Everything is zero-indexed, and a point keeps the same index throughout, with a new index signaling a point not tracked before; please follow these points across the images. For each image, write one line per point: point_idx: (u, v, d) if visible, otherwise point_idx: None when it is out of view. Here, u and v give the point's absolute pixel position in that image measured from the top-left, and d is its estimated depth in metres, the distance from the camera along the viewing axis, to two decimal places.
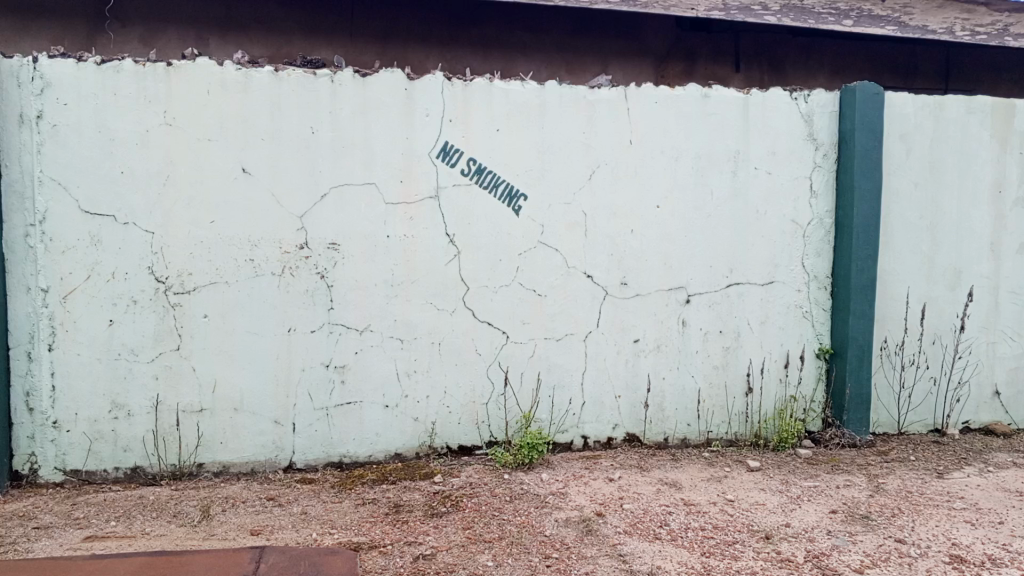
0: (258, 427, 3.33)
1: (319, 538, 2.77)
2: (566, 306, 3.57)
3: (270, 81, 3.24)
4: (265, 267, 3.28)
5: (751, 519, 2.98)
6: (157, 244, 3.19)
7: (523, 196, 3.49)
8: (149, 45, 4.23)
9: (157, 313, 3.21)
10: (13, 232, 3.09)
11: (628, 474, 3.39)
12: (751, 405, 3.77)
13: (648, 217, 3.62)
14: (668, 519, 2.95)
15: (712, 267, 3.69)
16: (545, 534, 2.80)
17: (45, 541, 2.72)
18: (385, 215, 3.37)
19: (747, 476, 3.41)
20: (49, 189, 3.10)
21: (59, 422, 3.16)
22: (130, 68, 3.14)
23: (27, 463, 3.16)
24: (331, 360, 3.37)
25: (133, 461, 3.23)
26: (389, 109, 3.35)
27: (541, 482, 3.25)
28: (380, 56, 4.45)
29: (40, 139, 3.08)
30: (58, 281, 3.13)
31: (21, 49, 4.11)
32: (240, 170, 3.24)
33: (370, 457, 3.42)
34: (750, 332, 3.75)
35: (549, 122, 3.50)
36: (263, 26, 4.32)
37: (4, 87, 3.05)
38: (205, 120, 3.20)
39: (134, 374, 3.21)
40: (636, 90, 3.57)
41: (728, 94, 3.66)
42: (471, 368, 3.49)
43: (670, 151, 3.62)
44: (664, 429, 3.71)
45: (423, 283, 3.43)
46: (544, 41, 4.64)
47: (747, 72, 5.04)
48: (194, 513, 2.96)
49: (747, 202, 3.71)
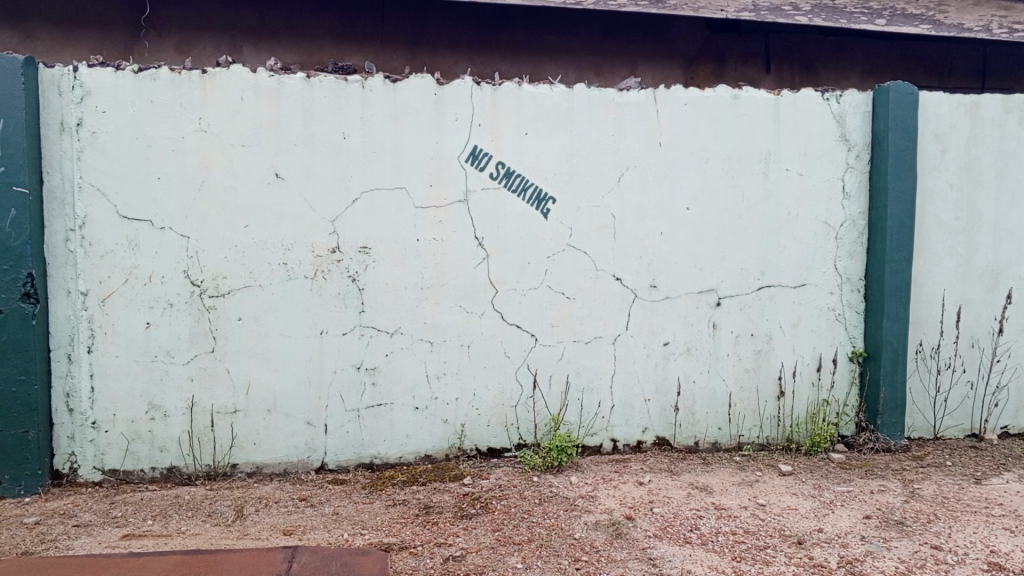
0: (291, 428, 3.37)
1: (350, 538, 2.79)
2: (595, 308, 3.57)
3: (302, 87, 3.29)
4: (298, 270, 3.33)
5: (783, 524, 2.95)
6: (192, 248, 3.25)
7: (551, 198, 3.50)
8: (184, 53, 4.31)
9: (192, 316, 3.27)
10: (55, 237, 3.17)
11: (658, 477, 3.38)
12: (783, 408, 3.74)
13: (678, 219, 3.61)
14: (699, 523, 2.94)
15: (743, 269, 3.67)
16: (574, 537, 2.80)
17: (85, 539, 2.78)
18: (415, 218, 3.40)
19: (779, 481, 3.38)
20: (88, 196, 3.17)
21: (97, 422, 3.23)
22: (166, 76, 3.20)
23: (67, 463, 3.23)
24: (361, 362, 3.40)
25: (169, 461, 3.29)
26: (419, 113, 3.38)
27: (571, 485, 3.25)
28: (409, 62, 4.49)
29: (80, 146, 3.16)
30: (97, 284, 3.20)
31: (61, 59, 4.22)
32: (273, 175, 3.29)
33: (400, 458, 3.45)
34: (781, 335, 3.71)
35: (577, 124, 3.51)
36: (295, 32, 4.38)
37: (46, 96, 3.14)
38: (239, 126, 3.25)
39: (170, 376, 3.27)
40: (665, 92, 3.56)
41: (758, 95, 3.63)
42: (501, 370, 3.51)
43: (700, 153, 3.60)
44: (694, 433, 3.69)
45: (452, 286, 3.45)
46: (572, 44, 4.65)
47: (778, 73, 5.00)
48: (228, 513, 3.00)
49: (778, 204, 3.68)
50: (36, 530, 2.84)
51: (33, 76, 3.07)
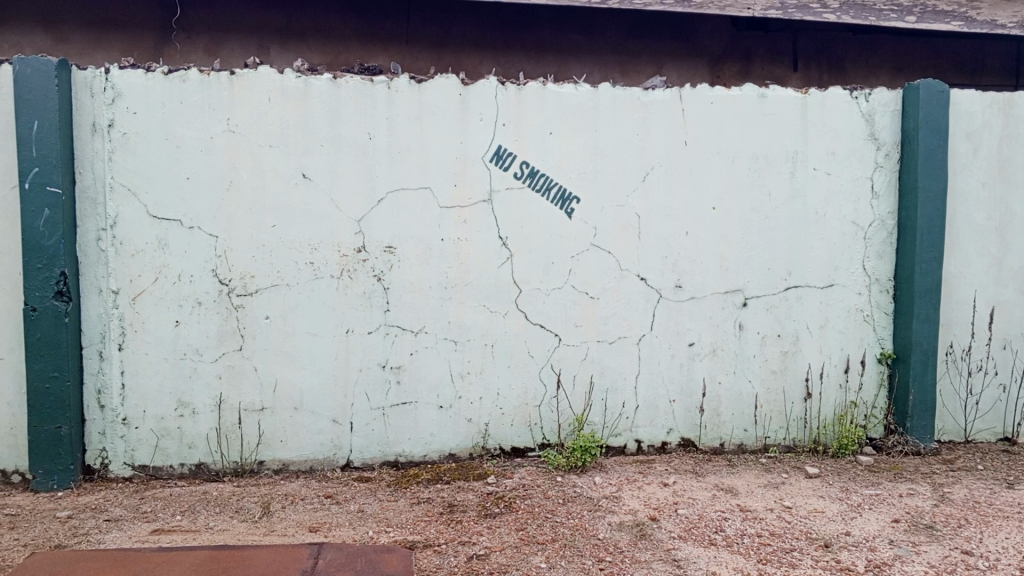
0: (317, 426, 3.40)
1: (375, 536, 2.81)
2: (619, 308, 3.56)
3: (329, 88, 3.31)
4: (324, 269, 3.35)
5: (810, 526, 2.92)
6: (221, 247, 3.29)
7: (576, 198, 3.50)
8: (213, 55, 4.37)
9: (220, 315, 3.31)
10: (87, 236, 3.22)
11: (683, 479, 3.36)
12: (810, 410, 3.70)
13: (704, 218, 3.59)
14: (724, 525, 2.92)
15: (770, 269, 3.63)
16: (598, 537, 2.80)
17: (115, 533, 2.83)
18: (440, 218, 3.42)
19: (805, 483, 3.35)
20: (120, 196, 3.22)
21: (128, 418, 3.28)
22: (195, 77, 3.24)
23: (98, 458, 3.29)
24: (387, 360, 3.42)
25: (198, 458, 3.34)
26: (444, 113, 3.39)
27: (595, 485, 3.24)
28: (435, 62, 4.51)
29: (111, 147, 3.21)
30: (128, 283, 3.25)
31: (94, 62, 4.29)
32: (300, 176, 3.32)
33: (425, 457, 3.47)
34: (809, 336, 3.68)
35: (602, 124, 3.50)
36: (322, 34, 4.42)
37: (79, 97, 3.19)
38: (266, 127, 3.29)
39: (199, 373, 3.31)
40: (691, 91, 3.54)
41: (786, 94, 3.60)
42: (525, 369, 3.51)
43: (727, 152, 3.58)
44: (720, 434, 3.66)
45: (477, 285, 3.46)
46: (597, 44, 4.64)
47: (805, 71, 4.95)
48: (255, 509, 3.04)
49: (805, 204, 3.65)
50: (69, 524, 2.90)
51: (66, 78, 3.13)
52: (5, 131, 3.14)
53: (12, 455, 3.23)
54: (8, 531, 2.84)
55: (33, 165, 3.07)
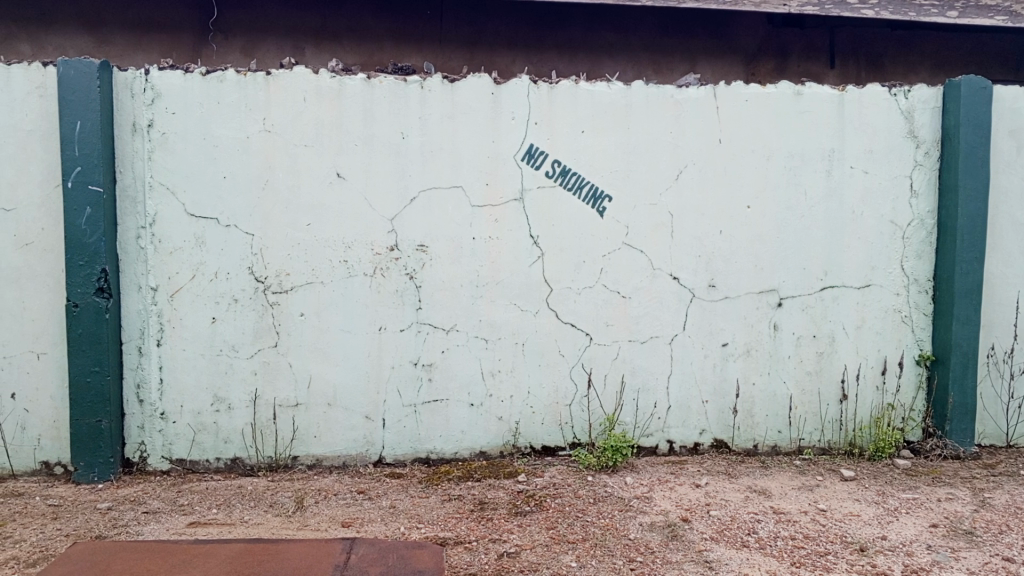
0: (350, 422, 3.43)
1: (407, 532, 2.83)
2: (651, 308, 3.54)
3: (363, 89, 3.34)
4: (358, 268, 3.38)
5: (845, 530, 2.88)
6: (257, 245, 3.34)
7: (608, 197, 3.48)
8: (250, 56, 4.43)
9: (256, 312, 3.36)
10: (127, 234, 3.29)
11: (716, 480, 3.33)
12: (846, 412, 3.64)
13: (738, 217, 3.55)
14: (757, 526, 2.89)
15: (806, 269, 3.58)
16: (629, 537, 2.79)
17: (153, 525, 2.88)
18: (471, 217, 3.43)
19: (841, 486, 3.30)
20: (159, 194, 3.29)
21: (166, 413, 3.34)
22: (232, 78, 3.29)
23: (136, 451, 3.35)
24: (418, 358, 3.44)
25: (233, 453, 3.39)
26: (476, 113, 3.40)
27: (626, 485, 3.23)
28: (468, 62, 4.52)
29: (151, 146, 3.28)
30: (166, 280, 3.31)
31: (134, 63, 4.38)
32: (335, 175, 3.35)
33: (456, 454, 3.49)
34: (845, 336, 3.62)
35: (635, 122, 3.48)
36: (356, 34, 4.46)
37: (120, 99, 3.26)
38: (301, 127, 3.33)
39: (235, 369, 3.36)
40: (725, 89, 3.51)
41: (822, 91, 3.55)
42: (555, 368, 3.51)
43: (762, 150, 3.54)
44: (753, 435, 3.62)
45: (508, 284, 3.46)
46: (630, 41, 4.61)
47: (843, 68, 4.88)
48: (288, 504, 3.08)
49: (842, 203, 3.59)
50: (108, 515, 2.96)
51: (108, 79, 3.20)
52: (48, 131, 3.22)
53: (54, 447, 3.31)
54: (51, 521, 2.92)
55: (76, 165, 3.15)
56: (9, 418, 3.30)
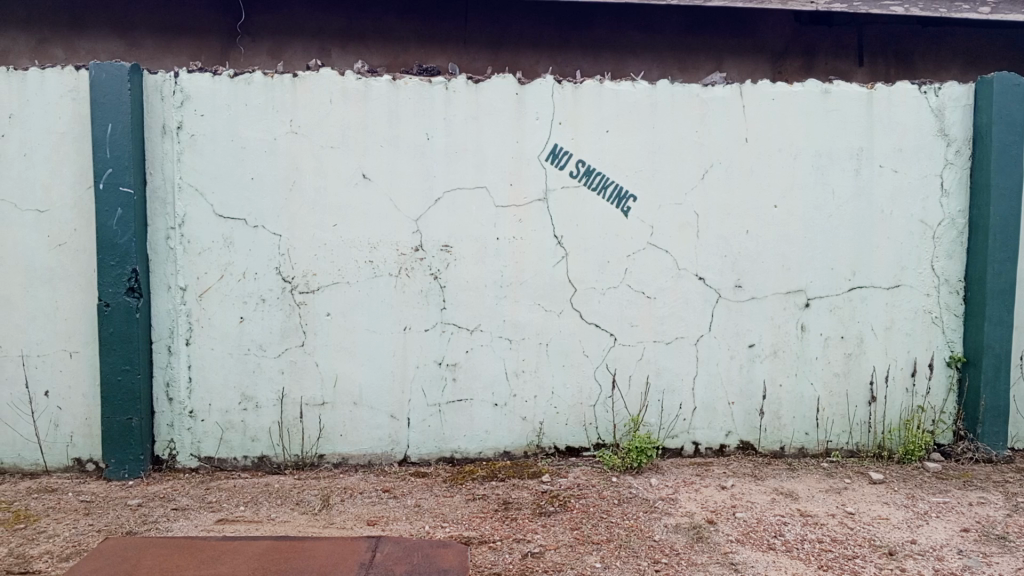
0: (376, 420, 3.46)
1: (431, 531, 2.85)
2: (676, 308, 3.52)
3: (388, 91, 3.36)
4: (383, 268, 3.41)
5: (874, 533, 2.84)
6: (284, 245, 3.37)
7: (633, 197, 3.47)
8: (277, 58, 4.47)
9: (284, 311, 3.39)
10: (157, 235, 3.34)
11: (742, 482, 3.31)
12: (875, 414, 3.60)
13: (765, 217, 3.52)
14: (784, 529, 2.86)
15: (834, 269, 3.55)
16: (654, 538, 2.77)
17: (182, 522, 2.93)
18: (495, 217, 3.44)
19: (870, 489, 3.26)
20: (187, 195, 3.33)
21: (195, 411, 3.39)
22: (259, 80, 3.33)
23: (166, 449, 3.40)
24: (442, 358, 3.46)
25: (260, 451, 3.42)
26: (501, 113, 3.41)
27: (651, 486, 3.22)
28: (492, 62, 4.53)
29: (180, 148, 3.32)
30: (195, 280, 3.35)
31: (163, 66, 4.44)
32: (361, 176, 3.38)
33: (480, 454, 3.49)
34: (874, 337, 3.58)
35: (660, 122, 3.47)
36: (381, 35, 4.48)
37: (150, 101, 3.31)
38: (328, 128, 3.36)
39: (262, 368, 3.40)
40: (751, 88, 3.48)
41: (850, 89, 3.51)
42: (580, 369, 3.50)
43: (789, 150, 3.50)
44: (780, 437, 3.59)
45: (532, 284, 3.47)
46: (655, 41, 4.60)
47: (872, 66, 4.81)
48: (315, 502, 3.10)
49: (871, 202, 3.55)
50: (139, 511, 3.01)
51: (138, 83, 3.25)
52: (81, 134, 3.28)
53: (86, 444, 3.37)
54: (83, 516, 2.97)
55: (107, 166, 3.20)
56: (43, 415, 3.36)
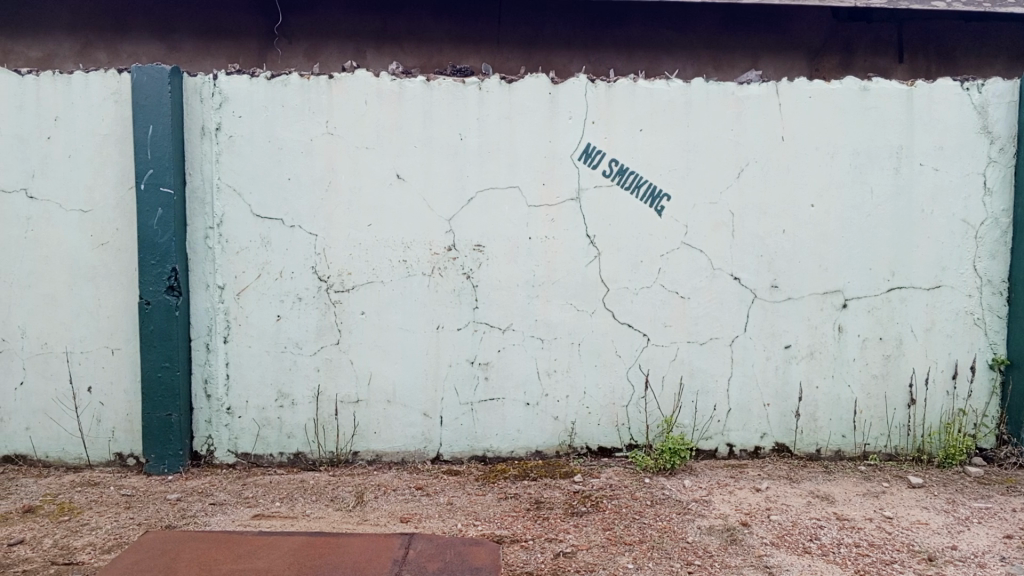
0: (409, 418, 3.48)
1: (464, 529, 2.86)
2: (710, 308, 3.49)
3: (422, 91, 3.39)
4: (416, 267, 3.43)
5: (912, 538, 2.79)
6: (320, 245, 3.41)
7: (666, 195, 3.45)
8: (313, 59, 4.53)
9: (319, 310, 3.44)
10: (196, 234, 3.40)
11: (776, 484, 3.27)
12: (914, 417, 3.53)
13: (802, 216, 3.48)
14: (820, 533, 2.83)
15: (872, 269, 3.49)
16: (687, 540, 2.76)
17: (220, 517, 2.98)
18: (528, 217, 3.44)
19: (908, 493, 3.20)
20: (226, 196, 3.39)
21: (232, 408, 3.44)
22: (296, 82, 3.37)
23: (204, 445, 3.46)
24: (475, 356, 3.47)
25: (296, 447, 3.47)
26: (534, 113, 3.41)
27: (684, 488, 3.20)
28: (525, 62, 4.54)
29: (218, 149, 3.38)
30: (233, 279, 3.41)
31: (202, 68, 4.53)
32: (395, 177, 3.41)
33: (512, 453, 3.50)
34: (913, 339, 3.51)
35: (694, 121, 3.44)
36: (416, 36, 4.51)
37: (189, 103, 3.37)
38: (362, 129, 3.39)
39: (298, 366, 3.45)
40: (788, 85, 3.44)
41: (890, 86, 3.45)
42: (612, 369, 3.49)
43: (826, 148, 3.46)
44: (816, 440, 3.54)
45: (564, 284, 3.46)
46: (690, 39, 4.57)
47: (913, 63, 4.72)
48: (349, 499, 3.14)
49: (910, 201, 3.48)
50: (178, 506, 3.07)
51: (178, 85, 3.31)
52: (123, 136, 3.35)
53: (128, 439, 3.45)
54: (124, 510, 3.04)
55: (148, 168, 3.27)
56: (86, 410, 3.45)
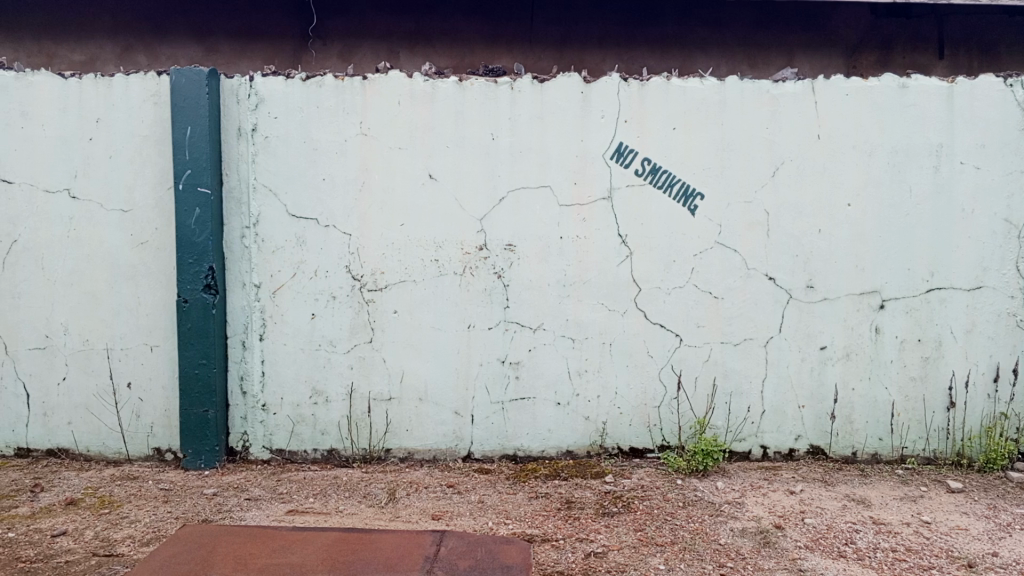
0: (440, 417, 3.50)
1: (494, 527, 2.87)
2: (744, 309, 3.46)
3: (455, 92, 3.40)
4: (448, 266, 3.45)
5: (952, 544, 2.74)
6: (354, 244, 3.45)
7: (700, 194, 3.43)
8: (347, 61, 4.57)
9: (352, 308, 3.47)
10: (232, 234, 3.45)
11: (811, 487, 3.23)
12: (953, 420, 3.46)
13: (838, 215, 3.43)
14: (855, 537, 2.79)
15: (911, 270, 3.43)
16: (719, 542, 2.73)
17: (255, 512, 3.02)
18: (559, 216, 3.44)
19: (947, 498, 3.14)
20: (262, 196, 3.43)
21: (267, 404, 3.49)
22: (331, 83, 3.41)
23: (240, 441, 3.52)
24: (506, 355, 3.48)
25: (330, 444, 3.51)
26: (566, 112, 3.41)
27: (717, 490, 3.17)
28: (558, 61, 4.53)
29: (254, 149, 3.43)
30: (268, 277, 3.46)
31: (239, 70, 4.60)
32: (427, 176, 3.43)
33: (543, 452, 3.50)
34: (952, 341, 3.44)
35: (728, 119, 3.41)
36: (448, 36, 4.53)
37: (226, 104, 3.42)
38: (396, 130, 3.42)
39: (332, 364, 3.49)
40: (824, 83, 3.39)
41: (929, 84, 3.39)
42: (644, 369, 3.48)
43: (863, 146, 3.40)
44: (852, 442, 3.49)
45: (596, 283, 3.46)
46: (724, 36, 4.54)
47: (954, 59, 4.61)
48: (381, 495, 3.17)
49: (951, 200, 3.41)
50: (214, 500, 3.12)
51: (216, 87, 3.37)
52: (162, 138, 3.42)
53: (166, 434, 3.52)
54: (163, 503, 3.10)
55: (186, 168, 3.33)
56: (125, 406, 3.52)
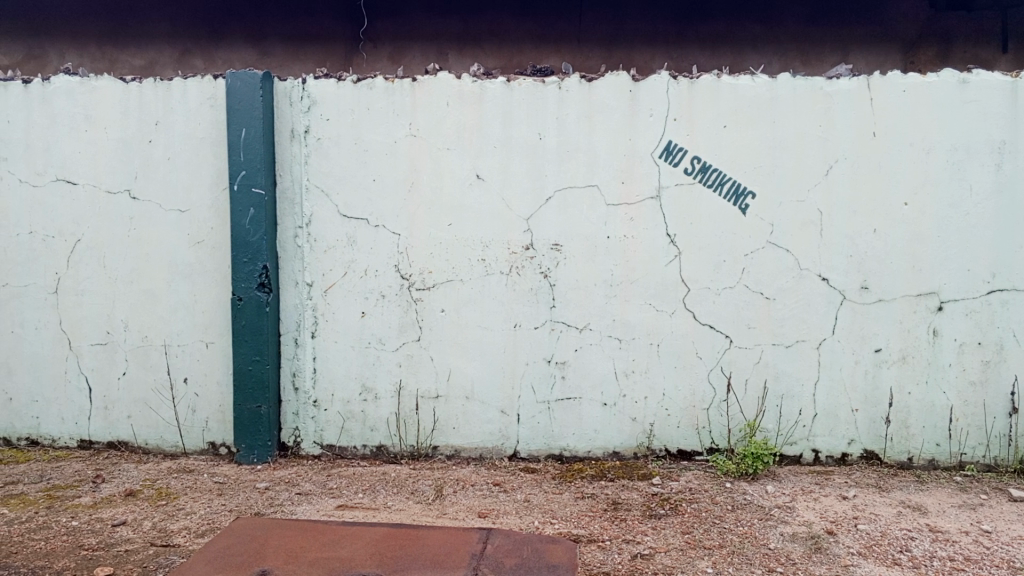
0: (487, 415, 3.52)
1: (541, 526, 2.88)
2: (796, 310, 3.39)
3: (503, 92, 3.42)
4: (495, 266, 3.46)
5: (1013, 554, 2.65)
6: (403, 244, 3.49)
7: (751, 193, 3.38)
8: (397, 62, 4.62)
9: (401, 307, 3.51)
10: (286, 233, 3.52)
11: (865, 493, 3.16)
12: (1016, 427, 3.35)
13: (895, 215, 3.34)
14: (911, 544, 2.72)
15: (971, 271, 3.32)
16: (769, 547, 2.69)
17: (306, 506, 3.08)
18: (606, 216, 3.43)
19: (1009, 506, 3.04)
20: (314, 196, 3.50)
21: (318, 400, 3.56)
22: (381, 85, 3.45)
23: (292, 436, 3.59)
24: (552, 355, 3.48)
25: (379, 440, 3.56)
26: (614, 112, 3.40)
27: (766, 494, 3.12)
28: (606, 60, 4.52)
29: (307, 151, 3.49)
30: (320, 276, 3.52)
31: (292, 72, 4.69)
32: (475, 177, 3.45)
33: (589, 452, 3.50)
34: (1015, 345, 3.33)
35: (780, 116, 3.35)
36: (497, 37, 4.55)
37: (280, 107, 3.49)
38: (444, 130, 3.45)
39: (381, 361, 3.53)
40: (880, 79, 3.31)
41: (992, 78, 3.27)
42: (692, 371, 3.44)
43: (921, 143, 3.32)
44: (908, 448, 3.40)
45: (644, 284, 3.43)
46: (776, 32, 4.47)
47: (1018, 53, 4.46)
48: (429, 492, 3.20)
49: (1014, 199, 3.30)
50: (266, 494, 3.19)
51: (270, 89, 3.44)
52: (218, 139, 3.50)
53: (220, 429, 3.61)
54: (217, 496, 3.18)
55: (242, 169, 3.41)
56: (182, 401, 3.62)
